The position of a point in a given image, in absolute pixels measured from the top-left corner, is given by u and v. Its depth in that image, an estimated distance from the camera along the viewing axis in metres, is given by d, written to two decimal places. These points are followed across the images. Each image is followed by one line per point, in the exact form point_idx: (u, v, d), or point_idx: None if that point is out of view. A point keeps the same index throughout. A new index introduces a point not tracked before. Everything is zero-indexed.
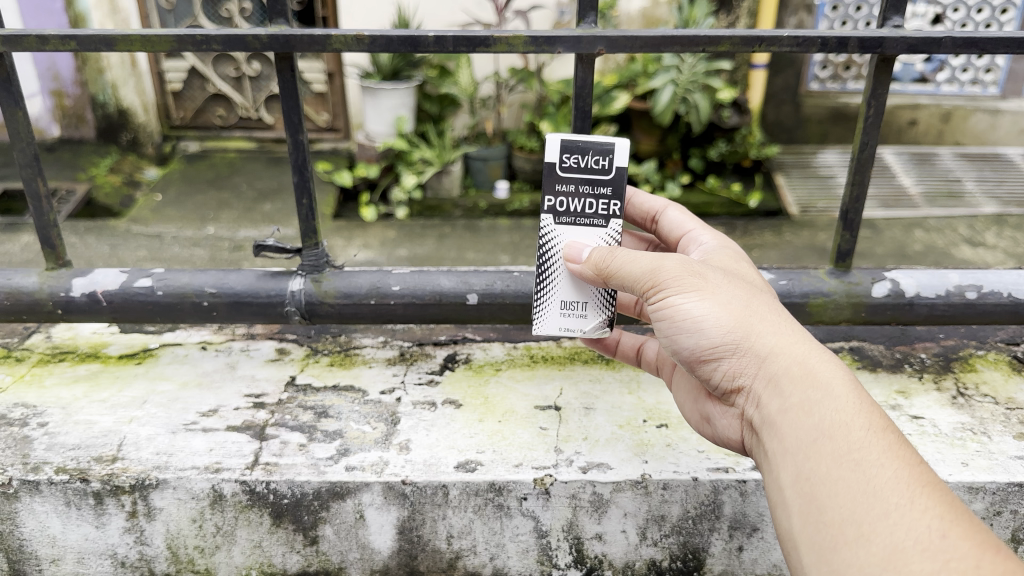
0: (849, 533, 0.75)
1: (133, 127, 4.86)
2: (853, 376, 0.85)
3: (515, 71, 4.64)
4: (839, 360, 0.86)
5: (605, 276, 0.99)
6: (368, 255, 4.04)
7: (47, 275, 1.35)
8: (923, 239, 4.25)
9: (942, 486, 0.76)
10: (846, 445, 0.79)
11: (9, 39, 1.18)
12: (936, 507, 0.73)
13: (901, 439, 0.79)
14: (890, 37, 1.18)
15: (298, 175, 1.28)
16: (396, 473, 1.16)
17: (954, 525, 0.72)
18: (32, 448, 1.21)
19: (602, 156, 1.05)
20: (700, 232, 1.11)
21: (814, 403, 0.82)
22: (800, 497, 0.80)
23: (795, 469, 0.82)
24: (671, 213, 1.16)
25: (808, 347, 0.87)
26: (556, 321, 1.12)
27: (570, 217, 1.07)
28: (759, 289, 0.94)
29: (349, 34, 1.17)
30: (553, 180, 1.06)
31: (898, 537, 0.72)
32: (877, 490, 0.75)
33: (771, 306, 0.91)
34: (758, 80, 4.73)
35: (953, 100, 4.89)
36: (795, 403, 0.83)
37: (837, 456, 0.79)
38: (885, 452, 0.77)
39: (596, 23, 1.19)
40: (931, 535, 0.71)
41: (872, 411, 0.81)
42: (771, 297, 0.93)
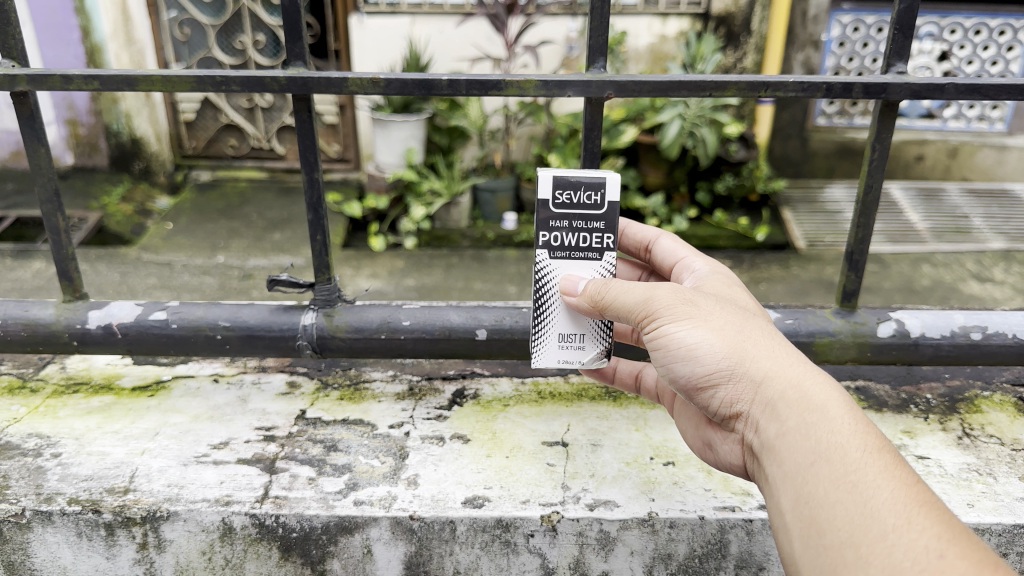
0: (849, 557, 0.76)
1: (145, 156, 4.93)
2: (849, 397, 0.86)
3: (524, 105, 4.69)
4: (834, 382, 0.88)
5: (601, 308, 1.00)
6: (376, 286, 4.06)
7: (64, 307, 1.37)
8: (931, 274, 4.25)
9: (938, 505, 0.77)
10: (842, 467, 0.80)
11: (34, 78, 1.20)
12: (934, 526, 0.74)
13: (895, 457, 0.81)
14: (893, 83, 1.20)
15: (313, 212, 1.30)
16: (404, 508, 1.17)
17: (950, 543, 0.73)
18: (45, 479, 1.22)
19: (594, 191, 1.06)
20: (696, 258, 1.12)
21: (809, 425, 0.83)
22: (800, 520, 0.81)
23: (795, 492, 0.82)
24: (663, 240, 1.18)
25: (803, 368, 0.88)
26: (555, 354, 1.13)
27: (565, 251, 1.08)
28: (752, 313, 0.96)
29: (365, 77, 1.20)
30: (546, 216, 1.06)
31: (897, 557, 0.73)
32: (875, 511, 0.76)
33: (765, 329, 0.92)
34: (766, 114, 4.84)
35: (960, 135, 4.93)
36: (793, 427, 0.84)
37: (835, 479, 0.80)
38: (880, 472, 0.79)
39: (605, 67, 1.22)
40: (928, 554, 0.72)
41: (868, 432, 0.82)
42: (765, 321, 0.94)
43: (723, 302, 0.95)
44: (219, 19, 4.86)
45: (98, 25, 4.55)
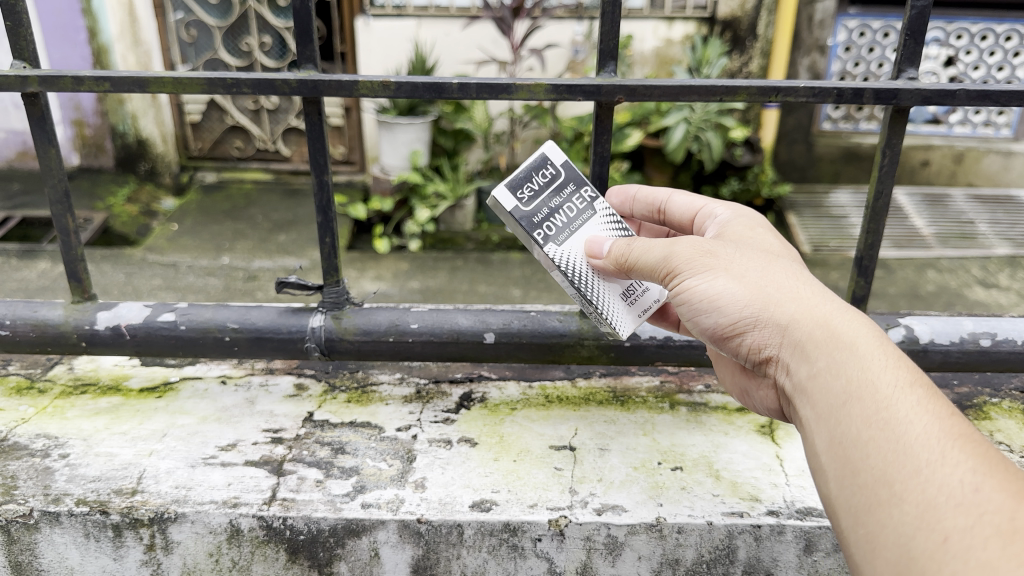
0: (883, 496, 0.73)
1: (152, 157, 4.95)
2: (883, 333, 0.82)
3: (529, 108, 4.68)
4: (868, 319, 0.84)
5: (626, 268, 1.02)
6: (381, 288, 4.06)
7: (73, 308, 1.38)
8: (936, 279, 4.24)
9: (976, 438, 0.73)
10: (874, 404, 0.76)
11: (45, 79, 1.20)
12: (969, 460, 0.70)
13: (933, 392, 0.77)
14: (904, 89, 1.19)
15: (322, 215, 1.30)
16: (411, 511, 1.17)
17: (987, 477, 0.69)
18: (53, 479, 1.22)
19: (543, 168, 1.12)
20: (718, 205, 1.11)
21: (838, 362, 0.80)
22: (836, 461, 0.78)
23: (829, 433, 0.79)
24: (676, 199, 1.18)
25: (832, 305, 0.85)
26: (632, 310, 1.12)
27: (565, 229, 1.11)
28: (779, 255, 0.93)
29: (375, 80, 1.20)
30: (526, 217, 1.10)
31: (932, 494, 0.70)
32: (908, 448, 0.73)
33: (793, 271, 0.90)
34: (772, 118, 4.83)
35: (965, 141, 4.94)
36: (821, 367, 0.82)
37: (867, 416, 0.76)
38: (914, 408, 0.75)
39: (615, 72, 1.22)
40: (964, 489, 0.69)
41: (901, 366, 0.79)
42: (794, 262, 0.92)
43: (746, 248, 0.93)
44: (225, 21, 4.87)
45: (104, 26, 4.55)
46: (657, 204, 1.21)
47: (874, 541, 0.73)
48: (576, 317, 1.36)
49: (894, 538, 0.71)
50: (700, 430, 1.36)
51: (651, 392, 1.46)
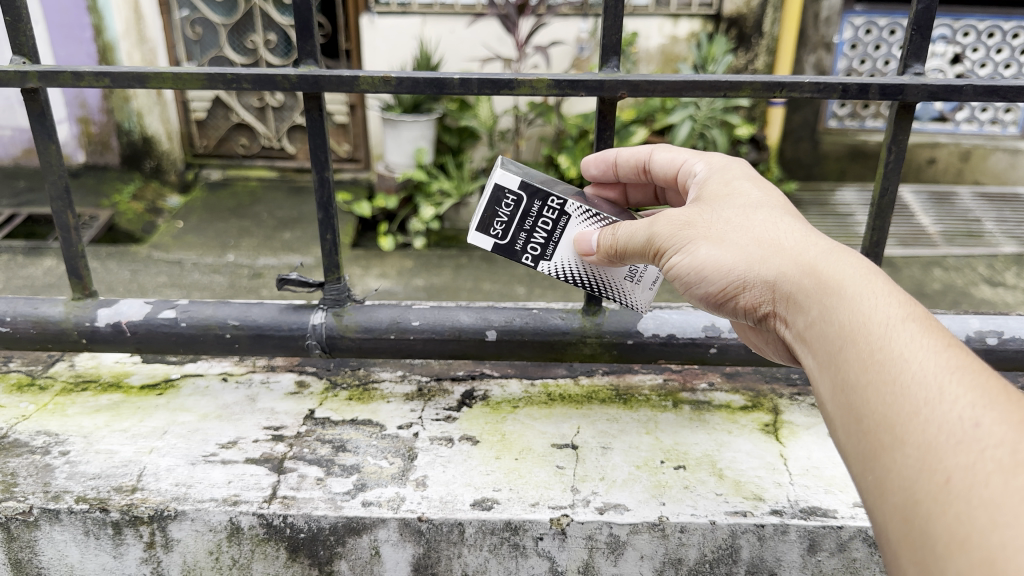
0: (886, 441, 0.67)
1: (157, 154, 4.93)
2: (878, 273, 0.78)
3: (534, 106, 4.66)
4: (863, 259, 0.80)
5: (619, 253, 1.05)
6: (385, 286, 4.06)
7: (74, 305, 1.37)
8: (942, 278, 4.21)
9: (981, 371, 0.66)
10: (868, 346, 0.71)
11: (45, 75, 1.19)
12: (968, 393, 0.64)
13: (934, 328, 0.71)
14: (910, 84, 1.18)
15: (323, 212, 1.30)
16: (412, 509, 1.16)
17: (988, 410, 0.62)
18: (53, 476, 1.22)
19: (503, 198, 1.16)
20: (696, 159, 1.08)
21: (830, 308, 0.76)
22: (840, 411, 0.73)
23: (830, 384, 0.74)
24: (657, 155, 1.15)
25: (821, 252, 0.82)
26: (644, 288, 1.19)
27: (548, 242, 1.18)
28: (767, 208, 0.91)
29: (376, 76, 1.19)
30: (508, 247, 1.19)
31: (932, 432, 0.64)
32: (906, 387, 0.67)
33: (780, 224, 0.87)
34: (777, 116, 4.75)
35: (972, 139, 4.92)
36: (815, 315, 0.78)
37: (863, 360, 0.71)
38: (910, 343, 0.69)
39: (618, 67, 1.21)
40: (962, 424, 0.62)
41: (896, 304, 0.73)
42: (783, 214, 0.89)
43: (730, 209, 0.92)
44: (230, 19, 4.87)
45: (110, 23, 4.54)
46: (640, 164, 1.18)
47: (881, 491, 0.66)
48: (579, 314, 1.35)
49: (898, 486, 0.65)
50: (703, 429, 1.35)
51: (655, 390, 1.45)
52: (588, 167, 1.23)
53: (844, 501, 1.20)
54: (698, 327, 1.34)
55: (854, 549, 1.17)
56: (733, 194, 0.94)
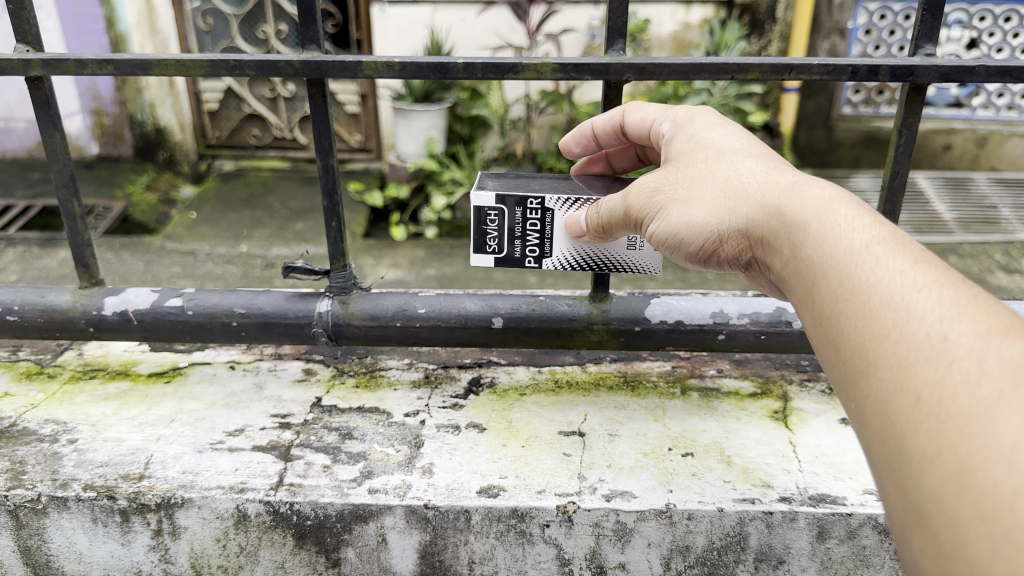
0: (862, 368, 0.67)
1: (170, 146, 4.95)
2: (844, 199, 0.78)
3: (545, 94, 4.64)
4: (830, 188, 0.80)
5: (604, 225, 1.06)
6: (396, 275, 4.06)
7: (81, 293, 1.37)
8: (957, 265, 4.17)
9: (948, 285, 0.66)
10: (838, 275, 0.72)
11: (49, 62, 1.19)
12: (935, 309, 0.64)
13: (902, 247, 0.71)
14: (921, 66, 1.16)
15: (328, 199, 1.29)
16: (418, 497, 1.16)
17: (955, 323, 0.63)
18: (61, 465, 1.22)
19: (487, 216, 1.18)
20: (662, 117, 1.06)
21: (800, 246, 0.77)
22: (823, 345, 0.73)
23: (809, 319, 0.75)
24: (630, 115, 1.11)
25: (788, 189, 0.82)
26: (646, 253, 1.18)
27: (543, 239, 1.18)
28: (735, 151, 0.91)
29: (380, 61, 1.19)
30: (509, 256, 1.20)
31: (903, 353, 0.64)
32: (875, 311, 0.67)
33: (749, 167, 0.88)
34: (791, 102, 4.77)
35: (988, 124, 4.84)
36: (789, 255, 0.79)
37: (834, 291, 0.72)
38: (878, 266, 0.70)
39: (624, 50, 1.20)
40: (931, 340, 0.62)
41: (868, 229, 0.73)
42: (750, 155, 0.89)
43: (697, 160, 0.92)
44: (241, 9, 4.87)
45: (122, 15, 4.54)
46: (618, 129, 1.15)
47: (861, 416, 0.67)
48: (585, 301, 1.34)
49: (875, 411, 0.65)
50: (712, 416, 1.34)
51: (663, 377, 1.45)
52: (569, 145, 1.20)
53: (854, 488, 1.19)
54: (706, 314, 1.33)
55: (863, 536, 1.16)
56: (700, 144, 0.94)
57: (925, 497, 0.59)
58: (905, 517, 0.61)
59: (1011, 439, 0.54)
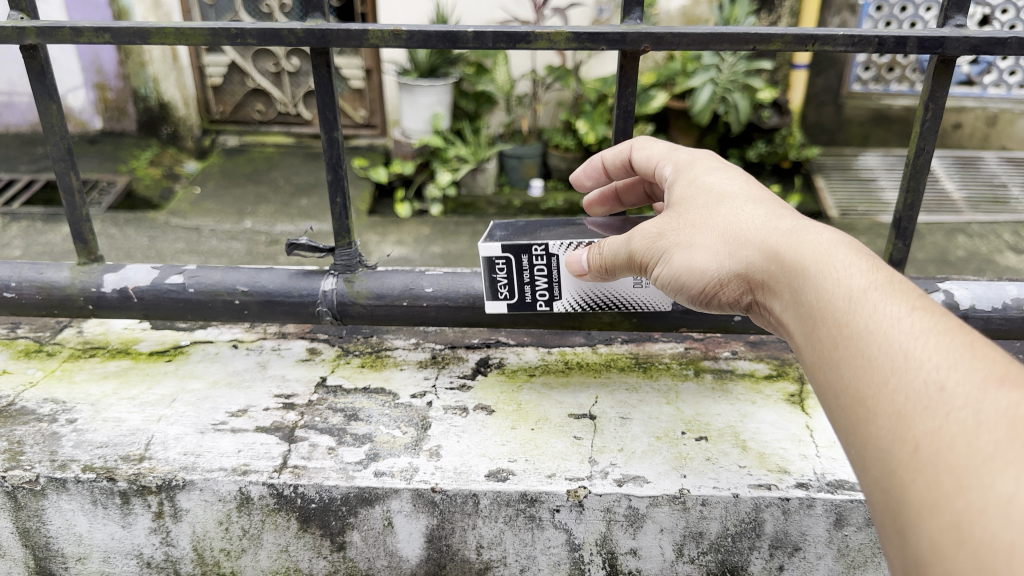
0: (860, 415, 0.63)
1: (173, 120, 4.89)
2: (842, 241, 0.74)
3: (552, 69, 4.58)
4: (830, 231, 0.76)
5: (606, 265, 1.01)
6: (402, 253, 4.03)
7: (79, 270, 1.34)
8: (966, 245, 4.13)
9: (949, 330, 0.63)
10: (835, 319, 0.68)
11: (44, 31, 1.15)
12: (932, 356, 0.60)
13: (902, 292, 0.67)
14: (951, 37, 1.11)
15: (333, 173, 1.25)
16: (425, 480, 1.13)
17: (953, 371, 0.59)
18: (60, 445, 1.19)
19: (497, 266, 1.15)
20: (665, 160, 1.02)
21: (799, 291, 0.73)
22: (823, 394, 0.69)
23: (809, 363, 0.71)
24: (636, 152, 1.08)
25: (786, 231, 0.79)
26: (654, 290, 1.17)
27: (552, 283, 1.16)
28: (736, 193, 0.87)
29: (387, 29, 1.14)
30: (519, 300, 1.18)
31: (901, 401, 0.60)
32: (873, 358, 0.64)
33: (749, 208, 0.84)
34: (800, 79, 4.65)
35: (1000, 103, 4.74)
36: (789, 299, 0.75)
37: (833, 337, 0.68)
38: (875, 309, 0.66)
39: (642, 19, 1.15)
40: (929, 389, 0.59)
41: (868, 271, 0.70)
42: (752, 197, 0.86)
43: (700, 203, 0.88)
44: None
45: None
46: (626, 163, 1.12)
47: (861, 465, 0.63)
48: None
49: (875, 460, 0.61)
50: (726, 399, 1.30)
51: (676, 359, 1.41)
52: (581, 179, 1.18)
53: None
54: None
55: None
56: (704, 183, 0.91)
57: (924, 547, 0.55)
58: (906, 568, 0.57)
59: (1008, 491, 0.51)
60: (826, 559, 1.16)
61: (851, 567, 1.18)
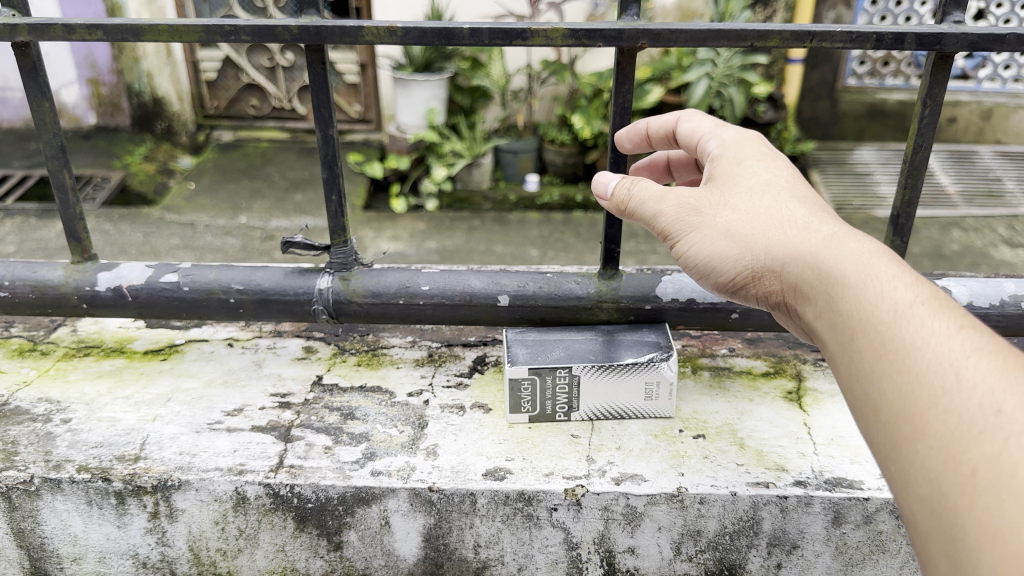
0: (906, 433, 0.63)
1: (168, 116, 4.87)
2: (883, 253, 0.73)
3: (547, 64, 4.57)
4: (869, 241, 0.75)
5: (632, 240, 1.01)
6: (397, 248, 4.02)
7: (73, 269, 1.33)
8: (961, 239, 4.13)
9: (998, 350, 0.62)
10: (877, 333, 0.68)
11: (35, 27, 1.14)
12: (985, 378, 0.60)
13: (948, 309, 0.67)
14: (950, 33, 1.11)
15: (328, 171, 1.24)
16: (422, 480, 1.13)
17: (1008, 393, 0.58)
18: (54, 445, 1.19)
19: None
20: (711, 137, 1.01)
21: (835, 298, 0.73)
22: (860, 405, 0.69)
23: (842, 372, 0.71)
24: (684, 123, 1.07)
25: (824, 237, 0.78)
26: None
27: None
28: (778, 191, 0.87)
29: (381, 26, 1.13)
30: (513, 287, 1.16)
31: (953, 423, 0.60)
32: (922, 377, 0.63)
33: (787, 209, 0.84)
34: (795, 74, 4.66)
35: (995, 97, 4.74)
36: (824, 306, 0.74)
37: (875, 350, 0.67)
38: (921, 326, 0.65)
39: (638, 16, 1.15)
40: (983, 411, 0.58)
41: (911, 285, 0.69)
42: (791, 199, 0.85)
43: (741, 194, 0.88)
44: None
45: None
46: (671, 133, 1.11)
47: (905, 484, 0.62)
48: (595, 280, 1.30)
49: (923, 480, 0.61)
50: (724, 396, 1.30)
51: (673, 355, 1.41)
52: (621, 141, 1.14)
53: (871, 472, 1.15)
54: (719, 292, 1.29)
55: (880, 521, 1.13)
56: (741, 178, 0.90)
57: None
58: None
59: None
60: (824, 557, 1.16)
61: (849, 564, 1.18)
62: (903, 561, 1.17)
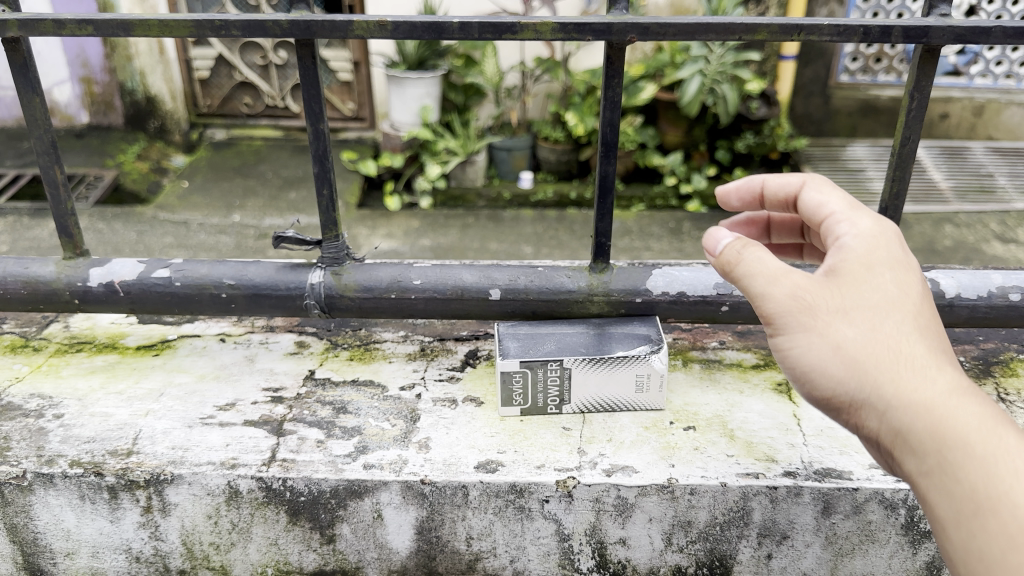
0: None
1: (161, 114, 4.86)
2: (1006, 424, 0.70)
3: (541, 61, 4.58)
4: (993, 409, 0.71)
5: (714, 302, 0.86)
6: (391, 246, 4.02)
7: (65, 264, 1.33)
8: (953, 234, 4.15)
9: None
10: (1009, 519, 0.65)
11: (26, 23, 1.14)
12: None
13: None
14: (935, 27, 1.12)
15: (319, 165, 1.25)
16: (415, 472, 1.13)
17: None
18: (46, 440, 1.19)
19: None
20: (844, 217, 0.83)
21: (958, 469, 0.68)
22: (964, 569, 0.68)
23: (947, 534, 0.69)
24: (809, 191, 0.89)
25: (946, 390, 0.71)
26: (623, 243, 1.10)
27: None
28: (897, 313, 0.76)
29: (371, 20, 1.14)
30: None
31: None
32: None
33: (907, 343, 0.74)
34: (788, 71, 4.67)
35: (986, 93, 4.76)
36: (938, 468, 0.70)
37: (1003, 537, 0.65)
38: None
39: (627, 9, 1.15)
40: None
41: None
42: (913, 329, 0.75)
43: (862, 308, 0.76)
44: None
45: None
46: (790, 199, 0.93)
47: None
48: (586, 273, 1.31)
49: None
50: (714, 388, 1.31)
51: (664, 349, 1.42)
52: (729, 198, 1.00)
53: (860, 462, 1.16)
54: (709, 285, 1.30)
55: (869, 512, 1.14)
56: (862, 282, 0.78)
57: None
58: None
59: None
60: (814, 547, 1.17)
61: (839, 554, 1.19)
62: (892, 550, 1.17)
